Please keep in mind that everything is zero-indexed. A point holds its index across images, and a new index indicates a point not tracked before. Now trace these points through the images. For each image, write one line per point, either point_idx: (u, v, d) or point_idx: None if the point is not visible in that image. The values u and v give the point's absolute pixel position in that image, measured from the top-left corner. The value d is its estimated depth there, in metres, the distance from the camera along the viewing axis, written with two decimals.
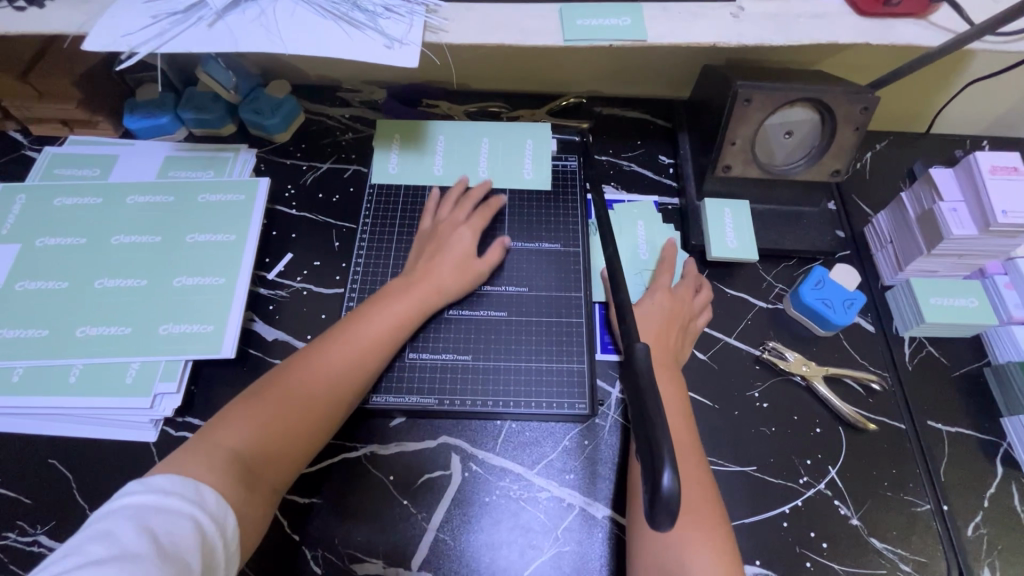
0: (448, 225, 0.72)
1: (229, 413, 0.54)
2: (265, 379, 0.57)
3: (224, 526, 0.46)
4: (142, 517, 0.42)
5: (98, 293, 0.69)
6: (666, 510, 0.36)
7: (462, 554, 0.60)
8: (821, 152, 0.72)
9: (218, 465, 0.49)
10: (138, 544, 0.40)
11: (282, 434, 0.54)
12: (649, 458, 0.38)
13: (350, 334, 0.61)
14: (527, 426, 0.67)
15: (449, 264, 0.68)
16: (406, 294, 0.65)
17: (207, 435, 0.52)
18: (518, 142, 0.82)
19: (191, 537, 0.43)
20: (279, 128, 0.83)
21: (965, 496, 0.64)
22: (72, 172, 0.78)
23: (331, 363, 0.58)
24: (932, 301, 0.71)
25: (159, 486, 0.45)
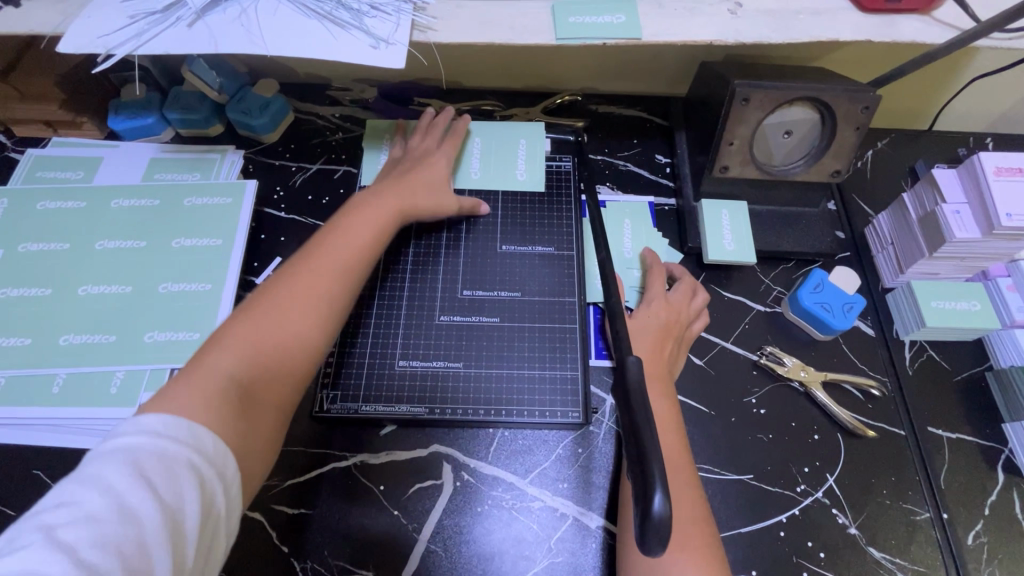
0: (422, 151, 0.73)
1: (212, 342, 0.50)
2: (243, 308, 0.52)
3: (227, 465, 0.43)
4: (134, 462, 0.39)
5: (82, 300, 0.67)
6: (656, 535, 0.35)
7: (453, 566, 0.59)
8: (821, 152, 0.71)
9: (214, 399, 0.45)
10: (131, 495, 0.37)
11: (277, 353, 0.50)
12: (640, 479, 0.37)
13: (331, 248, 0.58)
14: (520, 434, 0.65)
15: (426, 184, 0.69)
16: (383, 203, 0.64)
17: (188, 372, 0.47)
18: (511, 143, 0.80)
19: (188, 485, 0.39)
20: (267, 128, 0.81)
21: (965, 504, 0.63)
22: (55, 175, 0.76)
23: (316, 274, 0.55)
24: (933, 305, 0.70)
25: (150, 427, 0.41)
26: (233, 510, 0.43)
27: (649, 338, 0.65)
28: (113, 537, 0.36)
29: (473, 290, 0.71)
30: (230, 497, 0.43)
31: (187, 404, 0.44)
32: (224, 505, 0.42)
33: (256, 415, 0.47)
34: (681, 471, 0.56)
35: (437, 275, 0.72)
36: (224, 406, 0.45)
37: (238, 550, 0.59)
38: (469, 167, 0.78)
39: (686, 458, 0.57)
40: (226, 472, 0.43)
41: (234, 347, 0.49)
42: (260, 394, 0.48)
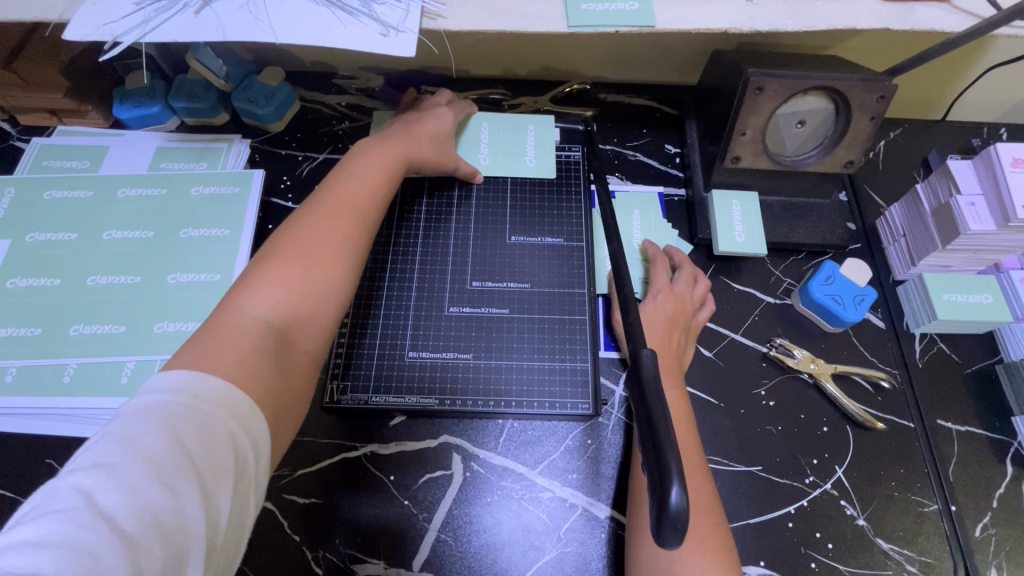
0: (429, 106, 0.73)
1: (240, 286, 0.49)
2: (259, 261, 0.52)
3: (261, 429, 0.42)
4: (169, 428, 0.38)
5: (91, 290, 0.67)
6: (675, 526, 0.35)
7: (464, 556, 0.60)
8: (835, 142, 0.70)
9: (243, 350, 0.44)
10: (169, 463, 0.37)
11: (311, 297, 0.51)
12: (657, 472, 0.37)
13: (341, 197, 0.57)
14: (530, 424, 0.66)
15: (431, 135, 0.69)
16: (387, 151, 0.64)
17: (212, 326, 0.46)
18: (519, 125, 0.79)
19: (225, 455, 0.39)
20: (274, 117, 0.80)
21: (973, 496, 0.64)
22: (61, 164, 0.76)
23: (329, 222, 0.55)
24: (945, 297, 0.69)
25: (183, 388, 0.40)
26: (265, 478, 0.43)
27: (660, 334, 0.64)
28: (151, 505, 0.36)
29: (483, 281, 0.71)
30: (263, 458, 0.42)
31: (217, 355, 0.43)
32: (258, 473, 0.42)
33: (287, 364, 0.47)
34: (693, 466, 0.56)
35: (446, 264, 0.72)
36: (255, 355, 0.44)
37: (251, 538, 0.60)
38: (477, 153, 0.77)
39: (696, 451, 0.57)
40: (259, 431, 0.42)
41: (258, 300, 0.48)
42: (288, 342, 0.48)
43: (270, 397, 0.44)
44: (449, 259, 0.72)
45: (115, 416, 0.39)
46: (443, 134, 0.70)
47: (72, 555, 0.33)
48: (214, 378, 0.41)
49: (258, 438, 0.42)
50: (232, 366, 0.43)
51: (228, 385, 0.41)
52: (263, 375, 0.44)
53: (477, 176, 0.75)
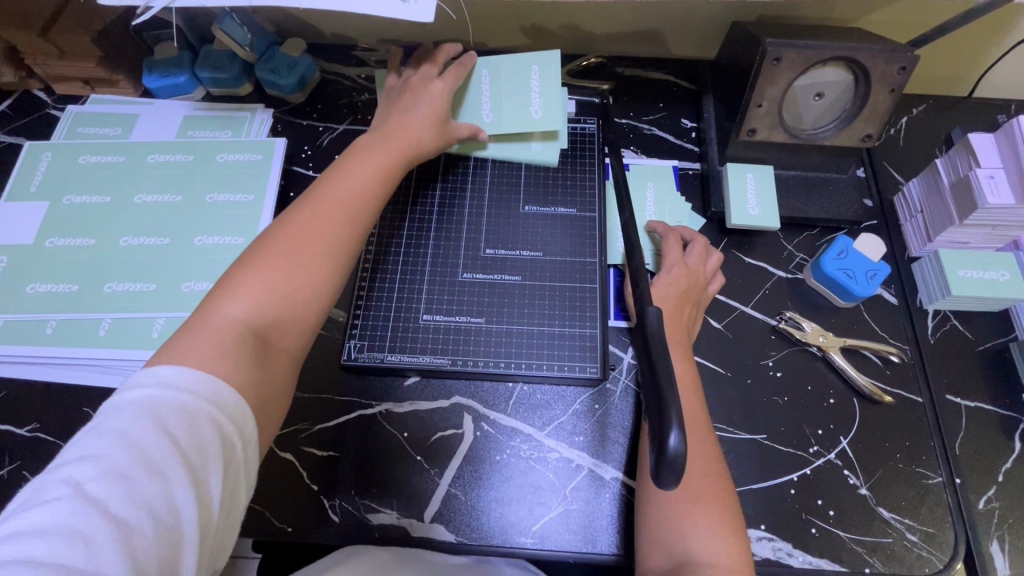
0: (421, 79, 0.68)
1: (224, 285, 0.50)
2: (246, 257, 0.52)
3: (246, 416, 0.45)
4: (155, 416, 0.40)
5: (123, 250, 0.71)
6: (673, 469, 0.37)
7: (472, 508, 0.62)
8: (854, 115, 0.69)
9: (227, 344, 0.46)
10: (155, 452, 0.39)
11: (291, 298, 0.51)
12: (658, 418, 0.39)
13: (329, 196, 0.56)
14: (538, 388, 0.68)
15: (429, 119, 0.65)
16: (383, 148, 0.61)
17: (194, 325, 0.47)
18: (522, 71, 0.73)
19: (209, 441, 0.41)
20: (295, 88, 0.82)
21: (978, 470, 0.64)
22: (94, 130, 0.79)
23: (318, 227, 0.54)
24: (960, 274, 0.69)
25: (168, 381, 0.42)
26: (254, 461, 0.45)
27: (670, 310, 0.64)
28: (140, 492, 0.38)
29: (496, 249, 0.73)
30: (252, 442, 0.45)
31: (202, 352, 0.45)
32: (245, 456, 0.44)
33: (271, 357, 0.49)
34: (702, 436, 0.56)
35: (460, 234, 0.73)
36: (240, 349, 0.47)
37: (271, 486, 0.63)
38: (479, 108, 0.73)
39: (704, 416, 0.58)
40: (245, 423, 0.44)
41: (248, 294, 0.49)
42: (272, 338, 0.50)
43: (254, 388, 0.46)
44: (458, 246, 0.73)
45: (99, 413, 0.42)
46: (439, 113, 0.66)
47: (67, 539, 0.35)
48: (197, 370, 0.43)
49: (245, 427, 0.44)
50: (220, 361, 0.45)
51: (213, 377, 0.44)
52: (253, 373, 0.46)
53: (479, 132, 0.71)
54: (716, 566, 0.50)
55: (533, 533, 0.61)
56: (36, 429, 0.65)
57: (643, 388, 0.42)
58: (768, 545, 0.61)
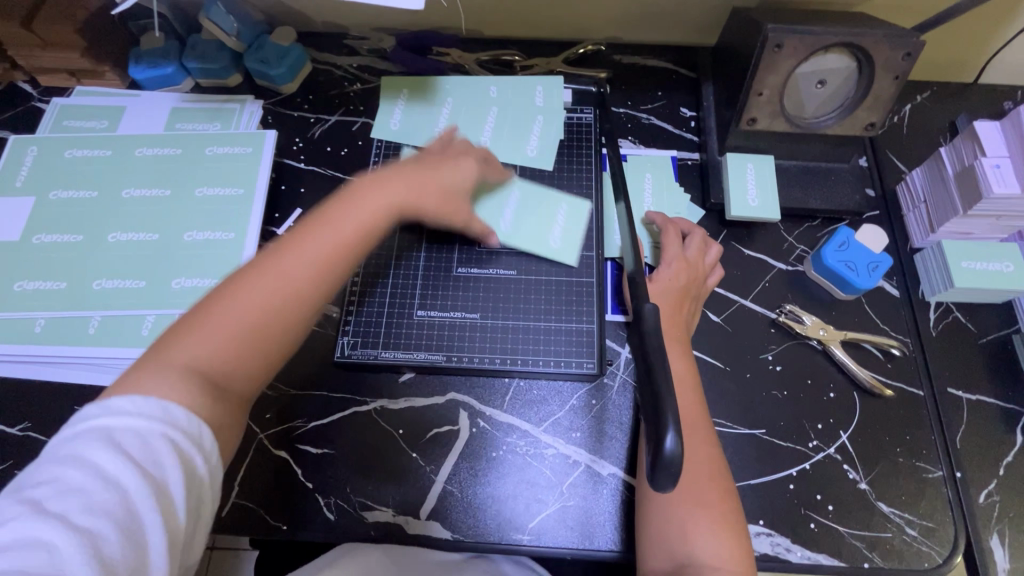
0: (450, 148, 0.65)
1: (189, 319, 0.48)
2: (220, 288, 0.49)
3: (204, 432, 0.43)
4: (111, 437, 0.40)
5: (111, 246, 0.69)
6: (669, 472, 0.36)
7: (468, 506, 0.62)
8: (857, 103, 0.67)
9: (183, 378, 0.44)
10: (112, 469, 0.39)
11: (247, 345, 0.48)
12: (654, 421, 0.38)
13: (314, 238, 0.52)
14: (534, 384, 0.67)
15: (444, 182, 0.61)
16: (385, 191, 0.57)
17: (155, 357, 0.46)
18: (528, 117, 0.78)
19: (166, 457, 0.40)
20: (286, 78, 0.80)
21: (979, 464, 0.63)
22: (80, 124, 0.77)
23: (296, 264, 0.50)
24: (964, 265, 0.67)
25: (121, 404, 0.41)
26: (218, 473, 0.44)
27: (665, 298, 0.63)
28: (101, 506, 0.38)
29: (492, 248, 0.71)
30: (213, 454, 0.44)
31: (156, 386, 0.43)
32: (208, 467, 0.43)
33: (222, 401, 0.46)
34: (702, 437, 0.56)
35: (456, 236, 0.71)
36: (191, 385, 0.44)
37: (265, 485, 0.63)
38: (501, 217, 0.71)
39: (705, 415, 0.57)
40: (203, 439, 0.43)
41: (208, 334, 0.47)
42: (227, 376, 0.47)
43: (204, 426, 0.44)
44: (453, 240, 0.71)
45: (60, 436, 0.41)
46: (451, 183, 0.62)
47: (31, 554, 0.35)
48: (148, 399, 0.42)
49: (203, 442, 0.43)
50: (171, 394, 0.43)
51: (163, 403, 0.42)
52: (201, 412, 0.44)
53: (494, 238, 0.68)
54: (717, 568, 0.50)
55: (530, 530, 0.61)
56: (27, 429, 0.64)
57: (639, 388, 0.42)
58: (766, 540, 0.60)
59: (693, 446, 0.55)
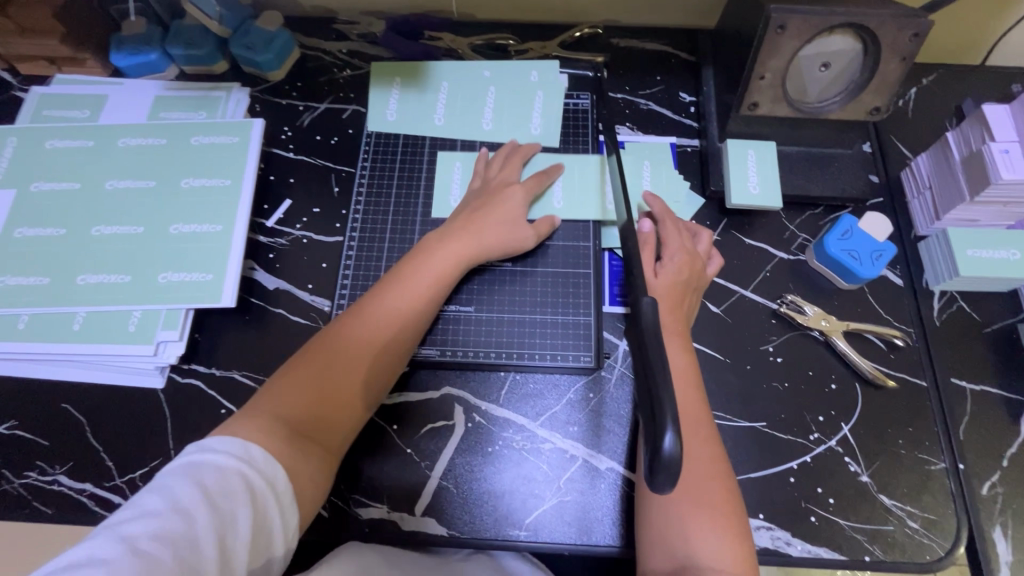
0: (500, 183, 0.68)
1: (285, 375, 0.55)
2: (302, 351, 0.57)
3: (276, 470, 0.48)
4: (194, 472, 0.44)
5: (96, 240, 0.68)
6: (668, 472, 0.35)
7: (464, 501, 0.61)
8: (861, 87, 0.65)
9: (272, 425, 0.50)
10: (194, 505, 0.43)
11: (336, 402, 0.55)
12: (652, 419, 0.37)
13: (391, 300, 0.59)
14: (531, 377, 0.65)
15: (497, 224, 0.65)
16: (448, 252, 0.63)
17: (255, 405, 0.52)
18: (527, 92, 0.76)
19: (242, 502, 0.44)
20: (273, 65, 0.78)
21: (982, 455, 0.62)
22: (61, 113, 0.75)
23: (370, 329, 0.58)
24: (969, 253, 0.66)
25: (208, 445, 0.46)
26: (287, 513, 0.48)
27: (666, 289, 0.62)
28: (172, 536, 0.41)
29: None
30: (287, 507, 0.48)
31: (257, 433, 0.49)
32: (277, 521, 0.47)
33: (307, 450, 0.51)
34: (703, 434, 0.54)
35: None
36: (281, 432, 0.50)
37: None
38: (550, 200, 0.71)
39: (704, 410, 0.56)
40: (279, 487, 0.47)
41: (300, 394, 0.53)
42: (311, 431, 0.52)
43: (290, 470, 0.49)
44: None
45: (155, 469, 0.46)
46: (510, 225, 0.66)
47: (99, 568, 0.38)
48: (245, 443, 0.47)
49: (278, 490, 0.47)
50: (264, 438, 0.49)
51: (250, 443, 0.48)
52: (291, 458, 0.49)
53: (557, 219, 0.68)
54: (720, 569, 0.48)
55: (527, 526, 0.60)
56: (13, 428, 0.63)
57: (636, 386, 0.40)
58: (767, 534, 0.59)
59: (693, 443, 0.54)
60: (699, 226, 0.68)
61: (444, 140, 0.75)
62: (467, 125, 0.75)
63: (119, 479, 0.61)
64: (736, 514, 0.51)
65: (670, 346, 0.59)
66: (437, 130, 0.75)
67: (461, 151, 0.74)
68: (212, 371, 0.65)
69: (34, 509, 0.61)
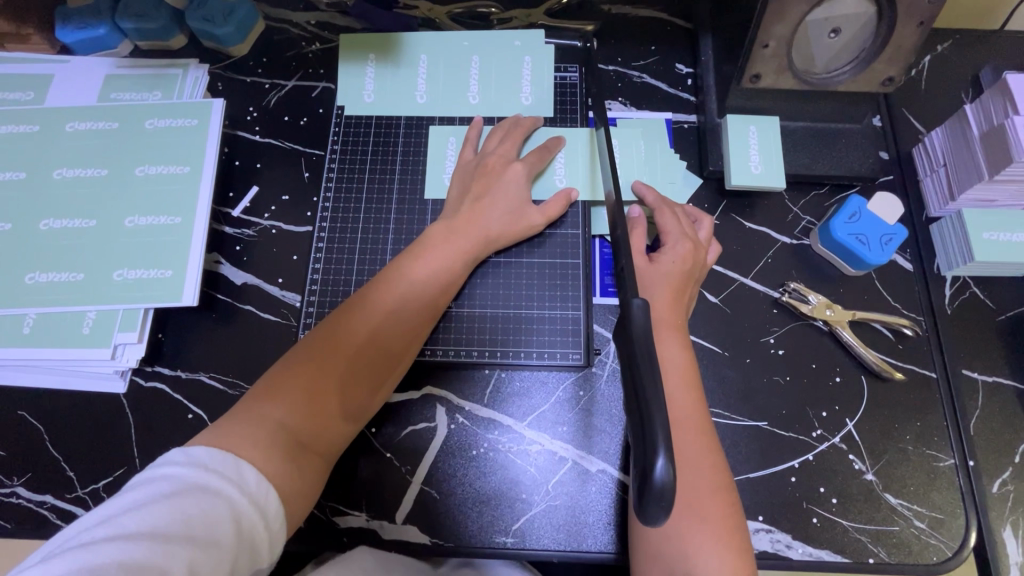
0: (499, 160, 0.63)
1: (275, 377, 0.51)
2: (297, 350, 0.52)
3: (269, 497, 0.44)
4: (177, 494, 0.39)
5: (44, 235, 0.63)
6: (659, 500, 0.33)
7: (448, 508, 0.58)
8: (874, 55, 0.60)
9: (270, 438, 0.47)
10: (171, 526, 0.38)
11: (330, 408, 0.51)
12: (642, 441, 0.35)
13: (389, 297, 0.55)
14: (517, 376, 0.62)
15: (501, 215, 0.61)
16: (452, 246, 0.59)
17: (244, 408, 0.48)
18: (514, 60, 0.70)
19: (226, 523, 0.40)
20: (234, 39, 0.71)
21: (993, 450, 0.59)
22: (2, 95, 0.69)
23: (368, 328, 0.54)
24: (985, 237, 0.62)
25: (196, 460, 0.42)
26: (269, 549, 0.43)
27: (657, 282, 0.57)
28: (142, 561, 0.35)
29: None
30: (275, 529, 0.44)
31: (249, 443, 0.45)
32: (261, 547, 0.42)
33: (304, 461, 0.48)
34: (703, 441, 0.51)
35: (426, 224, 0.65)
36: (279, 445, 0.47)
37: None
38: (553, 178, 0.66)
39: (700, 410, 0.52)
40: (267, 504, 0.43)
41: (293, 398, 0.49)
42: (309, 438, 0.49)
43: (286, 485, 0.46)
44: (426, 219, 0.65)
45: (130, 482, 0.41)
46: (514, 215, 0.61)
47: None
48: (230, 455, 0.44)
49: (267, 509, 0.43)
50: (259, 450, 0.45)
51: (238, 458, 0.44)
52: (290, 469, 0.47)
53: (574, 191, 0.64)
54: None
55: (513, 532, 0.57)
56: None
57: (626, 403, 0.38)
58: (766, 537, 0.56)
59: (691, 453, 0.50)
60: (693, 209, 0.64)
61: (429, 118, 0.69)
62: (449, 101, 0.69)
63: (81, 489, 0.58)
64: (737, 527, 0.48)
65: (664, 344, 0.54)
66: (419, 108, 0.69)
67: (452, 126, 0.68)
68: (177, 373, 0.61)
69: None
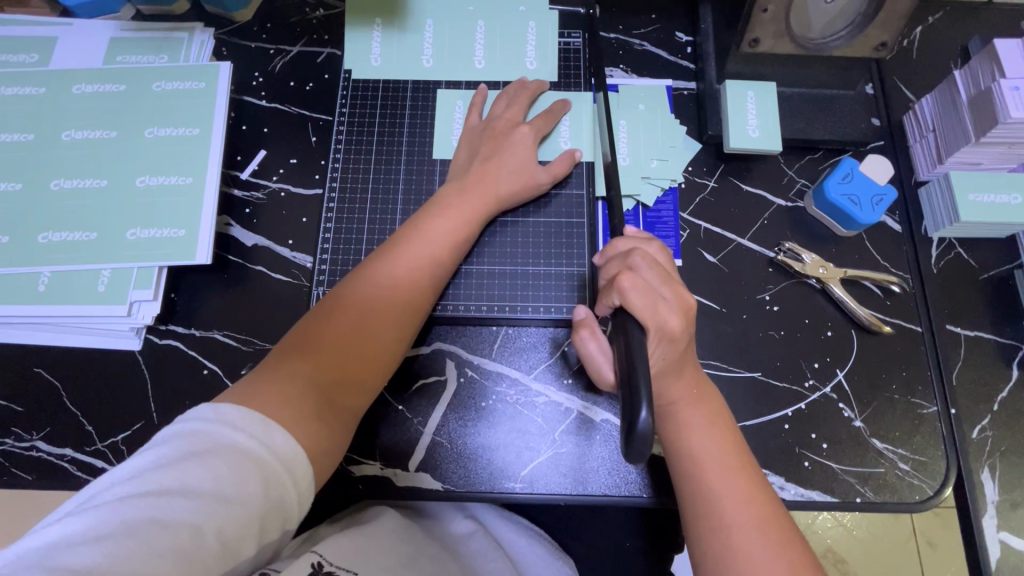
0: (506, 123, 0.65)
1: (298, 336, 0.52)
2: (317, 310, 0.54)
3: (297, 458, 0.45)
4: (207, 452, 0.41)
5: (55, 195, 0.63)
6: (642, 440, 0.43)
7: (458, 456, 0.60)
8: (868, 21, 0.62)
9: (296, 393, 0.48)
10: (200, 485, 0.40)
11: (354, 362, 0.52)
12: (629, 399, 0.45)
13: (405, 256, 0.57)
14: (524, 332, 0.64)
15: (510, 176, 0.63)
16: (463, 207, 0.60)
17: (270, 367, 0.50)
18: (518, 26, 0.71)
19: (253, 483, 0.41)
20: (239, 4, 0.72)
21: (973, 399, 0.63)
22: (5, 57, 0.68)
23: (385, 286, 0.55)
24: (970, 198, 0.65)
25: (225, 418, 0.44)
26: (298, 506, 0.45)
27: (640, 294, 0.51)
28: (174, 518, 0.38)
29: None
30: (303, 488, 0.45)
31: (275, 401, 0.47)
32: (291, 504, 0.44)
33: (331, 416, 0.50)
34: (730, 442, 0.53)
35: (433, 184, 0.67)
36: (306, 402, 0.48)
37: None
38: (558, 141, 0.67)
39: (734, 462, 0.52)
40: (295, 465, 0.45)
41: (315, 355, 0.51)
42: (333, 393, 0.51)
43: (315, 440, 0.48)
44: (435, 179, 0.67)
45: (165, 432, 0.43)
46: (524, 176, 0.63)
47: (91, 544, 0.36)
48: (253, 411, 0.45)
49: (295, 470, 0.45)
50: (286, 406, 0.47)
51: (266, 420, 0.45)
52: (315, 423, 0.48)
53: (578, 152, 0.65)
54: None
55: (522, 478, 0.59)
56: None
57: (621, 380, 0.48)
58: None
59: (724, 457, 0.52)
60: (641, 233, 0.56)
61: (437, 82, 0.70)
62: (455, 66, 0.70)
63: (100, 443, 0.59)
64: (808, 564, 0.48)
65: (663, 312, 0.51)
66: (425, 73, 0.70)
67: (459, 90, 0.70)
68: (191, 331, 0.63)
69: (13, 475, 0.59)
